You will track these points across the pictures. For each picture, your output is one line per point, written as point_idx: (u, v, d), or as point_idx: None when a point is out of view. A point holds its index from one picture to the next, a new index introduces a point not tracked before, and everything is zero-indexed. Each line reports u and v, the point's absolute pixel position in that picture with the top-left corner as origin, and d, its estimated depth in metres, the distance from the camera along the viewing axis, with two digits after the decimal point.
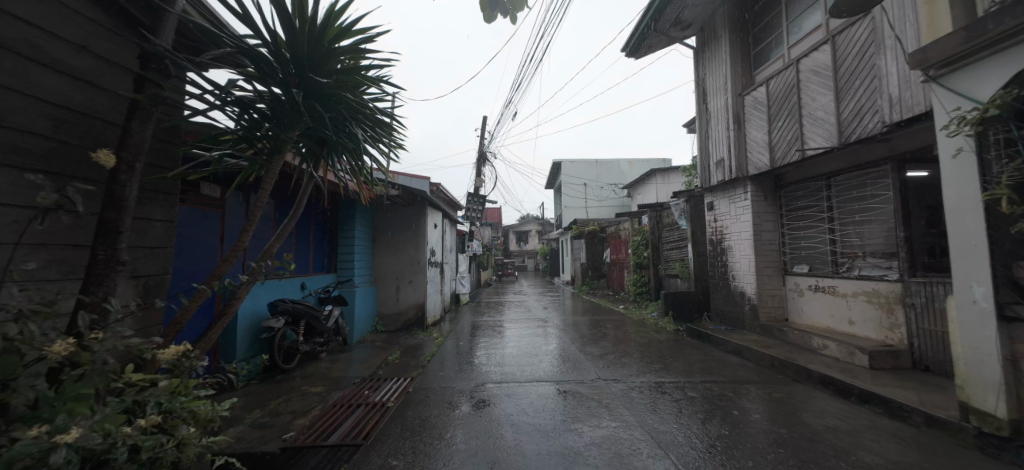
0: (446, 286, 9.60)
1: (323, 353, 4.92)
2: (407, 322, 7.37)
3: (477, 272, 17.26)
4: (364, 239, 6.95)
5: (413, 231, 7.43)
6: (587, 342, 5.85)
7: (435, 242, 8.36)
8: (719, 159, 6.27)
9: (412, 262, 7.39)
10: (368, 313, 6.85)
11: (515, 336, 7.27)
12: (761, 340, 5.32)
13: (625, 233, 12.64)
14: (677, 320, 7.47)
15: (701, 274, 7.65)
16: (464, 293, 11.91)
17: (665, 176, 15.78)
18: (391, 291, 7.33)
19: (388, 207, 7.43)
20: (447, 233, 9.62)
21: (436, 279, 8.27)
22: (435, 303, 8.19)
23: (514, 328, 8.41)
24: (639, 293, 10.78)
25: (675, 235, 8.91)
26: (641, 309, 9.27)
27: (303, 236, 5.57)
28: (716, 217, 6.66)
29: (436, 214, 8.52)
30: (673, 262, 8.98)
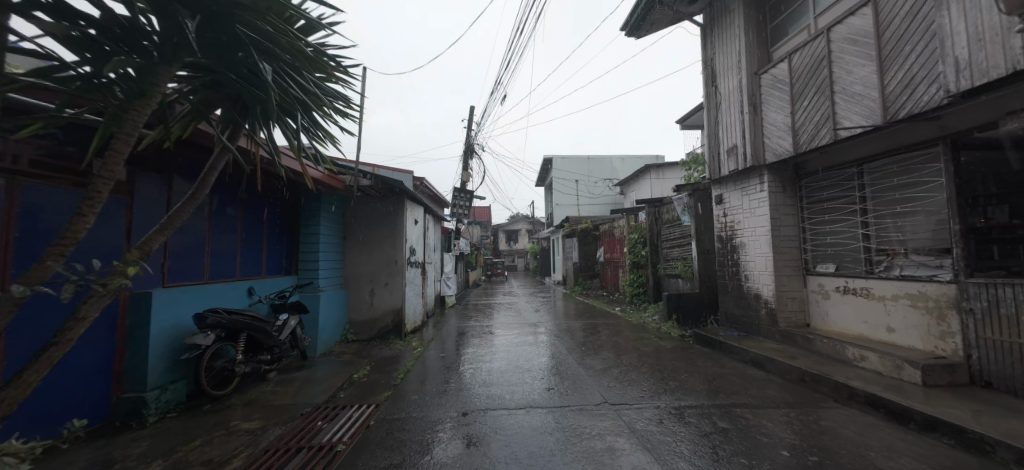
0: (429, 289, 8.77)
1: (272, 373, 4.16)
2: (381, 330, 6.54)
3: (465, 273, 16.44)
4: (332, 237, 6.11)
5: (390, 227, 6.61)
6: (585, 353, 5.13)
7: (416, 241, 7.55)
8: (731, 145, 5.60)
9: (387, 262, 6.57)
10: (335, 320, 6.00)
11: (506, 345, 6.47)
12: (782, 349, 4.65)
13: (621, 231, 11.97)
14: (681, 324, 6.80)
15: (706, 274, 6.99)
16: (450, 295, 11.07)
17: (659, 172, 15.20)
18: (364, 295, 6.50)
19: (360, 200, 6.60)
20: (430, 230, 8.79)
21: (416, 281, 7.45)
22: (415, 308, 7.37)
23: (504, 335, 7.61)
24: (636, 294, 10.12)
25: (676, 232, 8.27)
26: (639, 312, 8.60)
27: (252, 231, 4.77)
28: (725, 211, 5.99)
29: (418, 209, 7.73)
30: (674, 261, 8.34)
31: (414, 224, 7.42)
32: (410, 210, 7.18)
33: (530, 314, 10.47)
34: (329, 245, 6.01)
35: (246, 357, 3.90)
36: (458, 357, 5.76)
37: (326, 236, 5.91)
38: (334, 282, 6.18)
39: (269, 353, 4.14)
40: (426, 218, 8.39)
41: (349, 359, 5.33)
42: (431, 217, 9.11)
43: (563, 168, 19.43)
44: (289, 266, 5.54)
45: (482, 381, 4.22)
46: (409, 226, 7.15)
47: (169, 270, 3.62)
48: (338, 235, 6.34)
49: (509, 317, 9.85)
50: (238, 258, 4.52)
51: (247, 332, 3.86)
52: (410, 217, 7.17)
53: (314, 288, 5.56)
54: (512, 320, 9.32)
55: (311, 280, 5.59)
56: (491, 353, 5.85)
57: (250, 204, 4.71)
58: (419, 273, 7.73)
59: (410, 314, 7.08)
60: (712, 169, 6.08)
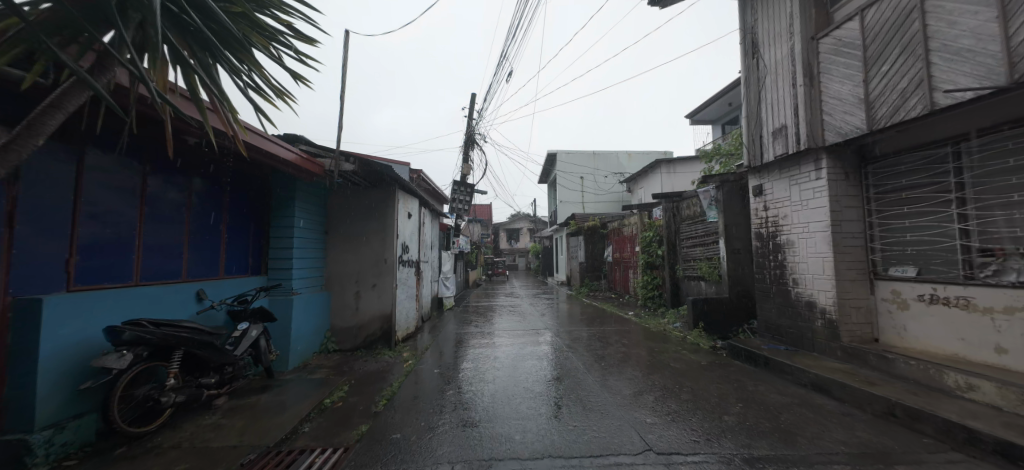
0: (424, 290, 7.87)
1: (221, 399, 3.34)
2: (368, 339, 5.68)
3: (464, 272, 15.58)
4: (311, 231, 5.27)
5: (379, 221, 5.77)
6: (606, 370, 4.25)
7: (410, 238, 6.71)
8: (778, 126, 4.71)
9: (374, 261, 5.71)
10: (313, 328, 5.14)
11: (509, 356, 5.61)
12: (851, 370, 3.78)
13: (632, 228, 11.09)
14: (709, 333, 5.95)
15: (737, 276, 6.13)
16: (448, 296, 10.18)
17: (670, 168, 14.27)
18: (349, 299, 5.64)
19: (345, 190, 5.75)
20: (426, 225, 7.93)
21: (409, 281, 6.58)
22: (407, 313, 6.49)
23: (504, 342, 6.78)
24: (650, 297, 9.22)
25: (699, 229, 7.37)
26: (656, 317, 7.72)
27: (204, 223, 3.94)
28: (765, 204, 5.10)
29: (414, 203, 6.91)
30: (695, 261, 7.45)
31: (408, 219, 6.58)
32: (403, 203, 6.33)
33: (533, 317, 9.59)
34: (307, 241, 5.16)
35: (185, 380, 3.09)
36: (454, 371, 4.92)
37: (304, 229, 5.06)
38: (314, 283, 5.33)
39: (218, 374, 3.34)
40: (422, 213, 7.54)
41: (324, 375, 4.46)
42: (428, 212, 8.24)
43: (568, 163, 18.51)
44: (257, 264, 4.69)
45: (482, 408, 3.35)
46: (402, 221, 6.31)
47: (79, 269, 2.80)
48: (318, 229, 5.49)
49: (511, 321, 8.97)
50: (183, 255, 3.68)
51: (186, 348, 3.06)
52: (404, 210, 6.34)
53: (287, 290, 4.72)
54: (514, 325, 8.42)
55: (284, 281, 4.74)
56: (493, 366, 5.01)
57: (201, 189, 3.89)
58: (413, 273, 6.85)
59: (402, 320, 6.21)
60: (751, 155, 5.19)
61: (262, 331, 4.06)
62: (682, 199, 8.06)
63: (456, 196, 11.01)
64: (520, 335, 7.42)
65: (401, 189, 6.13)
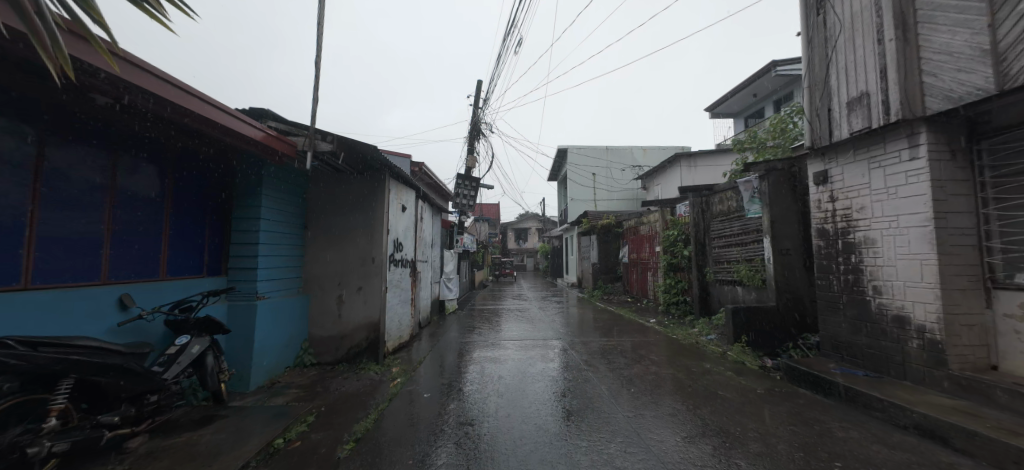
0: (423, 293, 7.02)
1: (135, 441, 2.58)
2: (354, 351, 4.75)
3: (469, 273, 14.73)
4: (284, 224, 4.40)
5: (366, 213, 4.87)
6: (639, 401, 3.34)
7: (405, 234, 5.81)
8: (855, 95, 3.76)
9: (360, 259, 4.83)
10: (287, 339, 4.31)
11: (514, 369, 4.70)
12: (972, 410, 2.83)
13: (651, 226, 10.11)
14: (755, 348, 5.03)
15: (786, 281, 5.21)
16: (451, 299, 9.34)
17: (691, 162, 13.24)
18: (330, 304, 4.74)
19: (327, 176, 4.86)
20: (425, 221, 7.04)
21: (403, 284, 5.72)
22: (401, 319, 5.62)
23: (510, 351, 5.86)
24: (673, 303, 8.24)
25: (735, 227, 6.38)
26: (684, 327, 6.76)
27: (136, 212, 3.14)
28: (832, 194, 4.15)
29: (410, 195, 6.01)
30: (731, 262, 6.48)
31: (403, 212, 5.68)
32: (397, 193, 5.44)
33: (543, 323, 8.69)
34: (279, 235, 4.30)
35: (78, 420, 2.33)
36: (445, 387, 4.03)
37: (274, 221, 4.20)
38: (287, 285, 4.46)
39: (132, 408, 2.57)
40: (419, 206, 6.65)
41: (291, 398, 3.63)
42: (427, 206, 7.36)
43: (580, 160, 17.54)
44: (216, 263, 3.88)
45: (479, 458, 2.48)
46: (395, 213, 5.42)
47: None
48: (295, 221, 4.61)
49: (519, 328, 8.08)
50: (103, 251, 2.89)
51: (78, 375, 2.29)
52: (397, 202, 5.44)
53: (251, 294, 3.87)
54: (522, 333, 7.51)
55: (247, 283, 3.89)
56: (497, 383, 4.12)
57: (131, 168, 3.09)
58: (409, 274, 5.99)
59: (393, 328, 5.33)
60: (815, 134, 4.24)
61: (209, 346, 3.27)
62: (713, 193, 7.07)
63: (460, 191, 10.10)
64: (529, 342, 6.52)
65: (394, 177, 5.24)
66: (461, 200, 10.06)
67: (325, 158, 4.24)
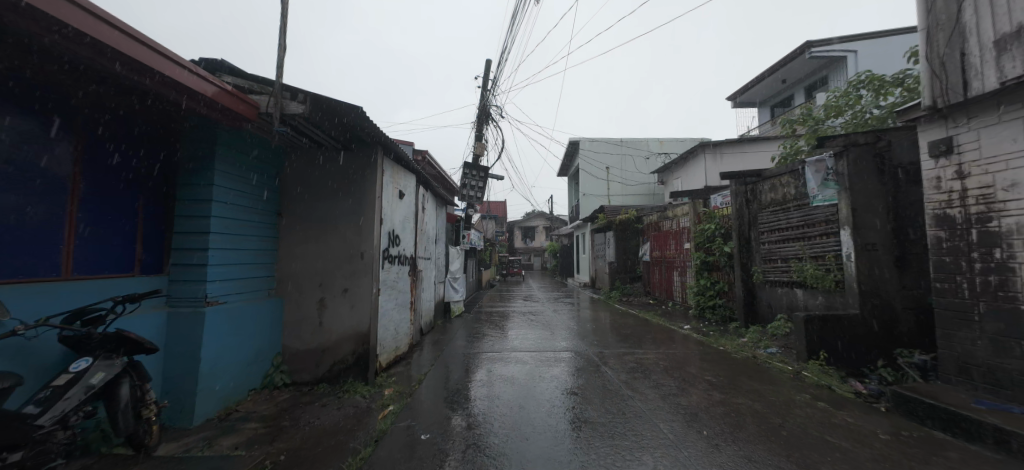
0: (425, 295, 6.03)
1: None
2: (339, 369, 3.72)
3: (475, 272, 13.76)
4: (249, 209, 3.41)
5: (353, 198, 3.87)
6: (724, 453, 2.35)
7: (405, 227, 4.81)
8: (1010, 29, 2.78)
9: (346, 254, 3.82)
10: (251, 356, 3.34)
11: (535, 389, 3.64)
12: None
13: (679, 221, 9.02)
14: (836, 367, 4.06)
15: (873, 284, 4.25)
16: (455, 301, 8.37)
17: (716, 152, 12.19)
18: (309, 309, 3.74)
19: (306, 152, 3.87)
20: (428, 213, 6.05)
21: (403, 285, 4.73)
22: (399, 327, 4.62)
23: (527, 362, 4.82)
24: (709, 308, 7.04)
25: (794, 218, 5.33)
26: (730, 335, 5.72)
27: (21, 185, 2.16)
28: (964, 168, 3.13)
29: (411, 181, 5.01)
30: (788, 260, 5.43)
31: (401, 201, 4.68)
32: (394, 177, 4.44)
33: (559, 328, 7.70)
34: (240, 222, 3.31)
35: None
36: (448, 422, 2.96)
37: (233, 206, 3.21)
38: (252, 286, 3.47)
39: None
40: (421, 196, 5.64)
41: (243, 439, 2.66)
42: (430, 196, 6.38)
43: (592, 153, 16.51)
44: (152, 258, 2.92)
45: None
46: (392, 200, 4.41)
47: None
48: (264, 206, 3.61)
49: (532, 334, 7.06)
50: None
51: None
52: (394, 187, 4.44)
53: (198, 299, 2.90)
54: (536, 340, 6.51)
55: (192, 284, 2.92)
56: (520, 410, 3.13)
57: (16, 123, 2.12)
58: (409, 273, 5.00)
59: (387, 338, 4.32)
60: (936, 90, 3.24)
61: (123, 370, 2.36)
62: (762, 179, 5.97)
63: (466, 182, 9.00)
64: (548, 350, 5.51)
65: (390, 157, 4.24)
66: (467, 192, 8.97)
67: (297, 124, 3.20)
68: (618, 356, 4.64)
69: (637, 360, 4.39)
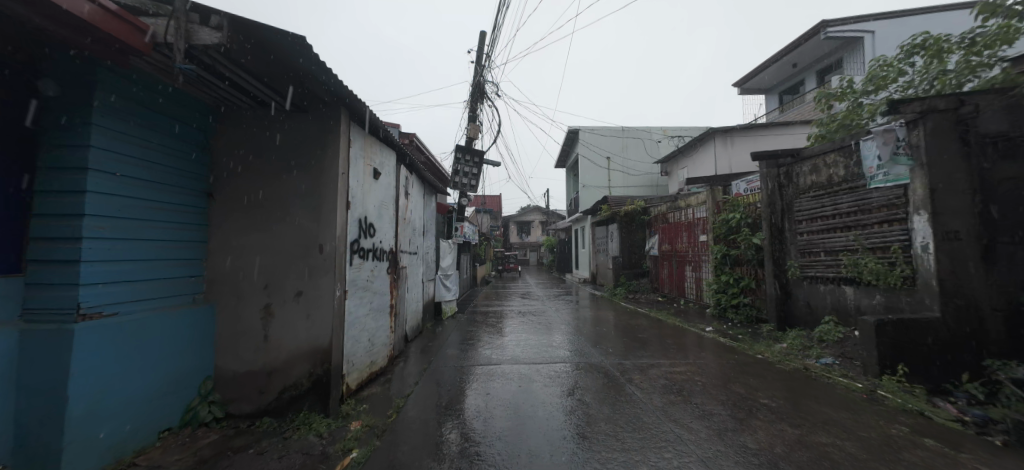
0: (409, 295, 5.10)
1: None
2: (290, 398, 2.79)
3: (469, 269, 12.87)
4: (158, 185, 2.49)
5: (308, 173, 2.92)
6: None
7: (382, 216, 3.85)
8: None
9: (299, 246, 2.88)
10: (163, 385, 2.44)
11: (549, 419, 2.75)
12: None
13: (693, 211, 8.18)
14: (917, 383, 3.30)
15: (958, 281, 3.47)
16: (447, 301, 7.47)
17: (727, 139, 11.40)
18: (251, 318, 2.81)
19: (245, 114, 2.94)
20: (412, 201, 5.14)
21: (382, 286, 3.80)
22: (377, 337, 3.66)
23: (536, 370, 3.92)
24: (732, 307, 6.25)
25: (843, 203, 4.52)
26: (766, 340, 4.90)
27: None
28: None
29: (391, 160, 4.06)
30: (835, 253, 4.63)
31: (378, 183, 3.73)
32: (367, 151, 3.49)
33: (563, 329, 6.84)
34: (143, 203, 2.39)
35: None
36: None
37: (129, 179, 2.30)
38: (166, 290, 2.55)
39: None
40: (405, 179, 4.70)
41: None
42: (416, 181, 5.45)
43: (592, 143, 15.64)
44: (7, 251, 1.98)
45: None
46: (365, 179, 3.45)
47: None
48: (184, 184, 2.69)
49: (535, 336, 6.16)
50: None
51: None
52: (367, 163, 3.49)
53: (66, 312, 2.00)
54: (539, 341, 5.62)
55: (60, 290, 2.02)
56: (536, 455, 2.25)
57: None
58: (390, 270, 4.06)
59: (358, 353, 3.33)
60: None
61: None
62: (799, 160, 5.16)
63: (457, 168, 7.90)
64: (557, 355, 4.60)
65: (360, 123, 3.30)
66: (457, 180, 7.89)
67: (210, 59, 2.22)
68: (643, 370, 3.79)
69: (669, 377, 3.55)
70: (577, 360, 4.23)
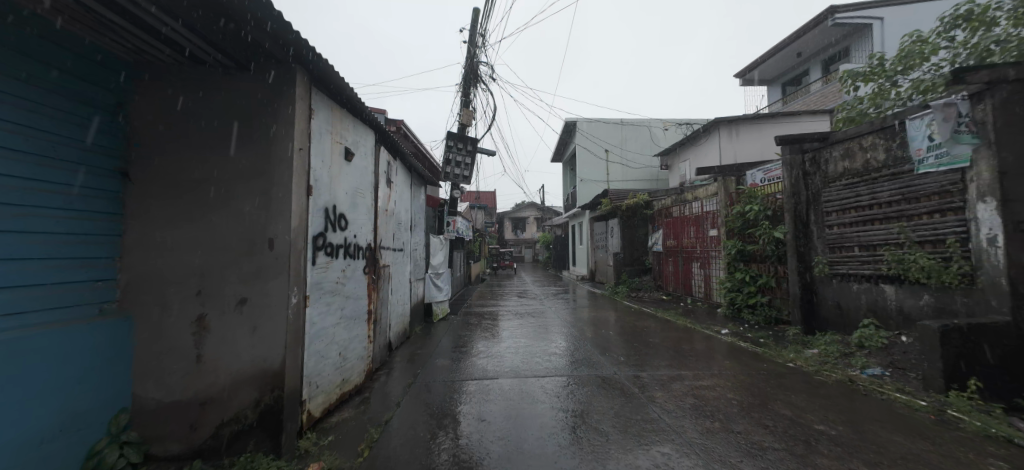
0: (393, 297, 4.50)
1: None
2: (232, 434, 2.19)
3: (463, 267, 12.25)
4: (47, 160, 1.86)
5: (255, 149, 2.32)
6: None
7: (359, 206, 3.24)
8: None
9: (243, 240, 2.28)
10: (57, 426, 1.83)
11: (561, 455, 2.17)
12: None
13: (702, 203, 7.62)
14: (992, 401, 2.79)
15: None
16: (439, 302, 6.85)
17: (731, 129, 10.91)
18: (180, 332, 2.23)
19: (174, 73, 2.33)
20: (397, 191, 4.53)
21: (360, 289, 3.20)
22: (351, 350, 3.06)
23: (540, 383, 3.36)
24: (749, 307, 5.72)
25: (884, 190, 4.01)
26: (793, 344, 4.37)
27: None
28: None
29: (370, 140, 3.45)
30: (872, 246, 4.13)
31: (352, 165, 3.12)
32: (336, 125, 2.88)
33: (564, 330, 6.28)
34: (25, 184, 1.78)
35: None
36: None
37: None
38: (60, 300, 1.93)
39: None
40: (388, 165, 4.09)
41: None
42: (402, 168, 4.83)
43: (591, 135, 15.05)
44: None
45: None
46: (334, 160, 2.85)
47: None
48: (89, 160, 2.07)
49: (535, 340, 5.60)
50: None
51: None
52: (336, 140, 2.88)
53: None
54: (538, 345, 5.06)
55: None
56: None
57: None
58: (370, 270, 3.46)
59: (326, 371, 2.73)
60: None
61: None
62: (828, 145, 4.65)
63: (449, 157, 7.26)
64: (561, 362, 4.03)
65: (325, 91, 2.68)
66: (449, 170, 7.26)
67: None
68: (664, 384, 3.24)
69: (696, 395, 3.00)
70: (587, 370, 3.67)
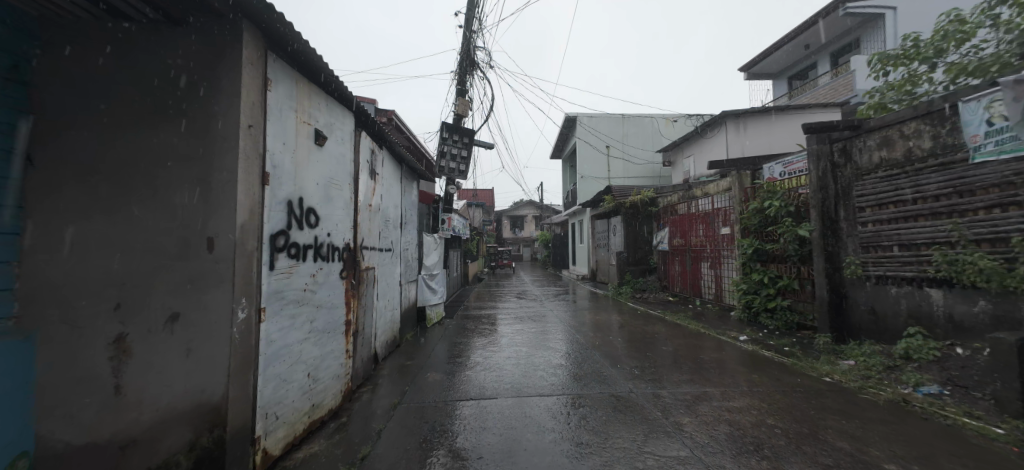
0: (379, 303, 4.02)
1: None
2: None
3: (459, 267, 11.76)
4: None
5: (194, 124, 1.85)
6: None
7: (334, 200, 2.76)
8: None
9: (178, 240, 1.82)
10: None
11: None
12: None
13: (711, 199, 7.15)
14: None
15: None
16: (433, 305, 6.37)
17: (739, 123, 10.48)
18: (93, 356, 1.76)
19: (91, 32, 1.84)
20: (384, 184, 4.05)
21: (335, 296, 2.72)
22: (325, 369, 2.58)
23: (545, 404, 2.87)
24: (768, 311, 5.27)
25: (930, 182, 3.58)
26: (825, 354, 3.92)
27: None
28: None
29: (348, 123, 2.97)
30: (915, 245, 3.70)
31: (325, 151, 2.64)
32: (303, 102, 2.41)
33: (564, 331, 5.77)
34: None
35: None
36: None
37: None
38: None
39: None
40: (372, 155, 3.61)
41: None
42: (390, 160, 4.36)
43: (591, 130, 14.57)
44: None
45: None
46: (301, 143, 2.38)
47: None
48: None
49: (536, 341, 5.11)
50: None
51: None
52: (303, 120, 2.40)
53: None
54: (538, 350, 4.57)
55: None
56: None
57: None
58: (349, 274, 2.98)
59: (292, 397, 2.26)
60: None
61: None
62: (861, 133, 4.22)
63: (443, 149, 6.78)
64: (567, 374, 3.57)
65: (285, 59, 2.20)
66: (443, 164, 6.78)
67: None
68: (689, 406, 2.77)
69: (730, 420, 2.55)
70: (600, 386, 3.21)
